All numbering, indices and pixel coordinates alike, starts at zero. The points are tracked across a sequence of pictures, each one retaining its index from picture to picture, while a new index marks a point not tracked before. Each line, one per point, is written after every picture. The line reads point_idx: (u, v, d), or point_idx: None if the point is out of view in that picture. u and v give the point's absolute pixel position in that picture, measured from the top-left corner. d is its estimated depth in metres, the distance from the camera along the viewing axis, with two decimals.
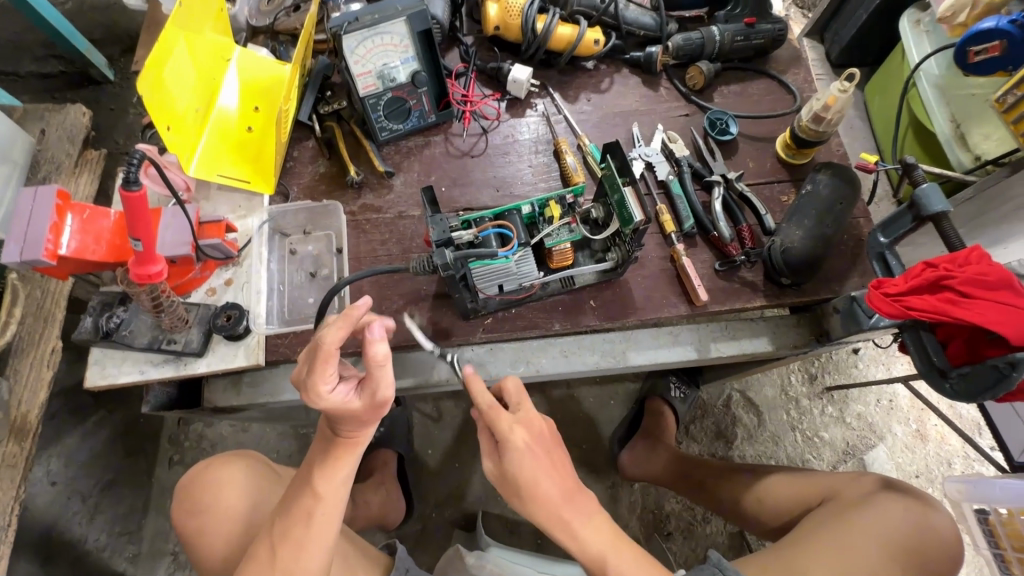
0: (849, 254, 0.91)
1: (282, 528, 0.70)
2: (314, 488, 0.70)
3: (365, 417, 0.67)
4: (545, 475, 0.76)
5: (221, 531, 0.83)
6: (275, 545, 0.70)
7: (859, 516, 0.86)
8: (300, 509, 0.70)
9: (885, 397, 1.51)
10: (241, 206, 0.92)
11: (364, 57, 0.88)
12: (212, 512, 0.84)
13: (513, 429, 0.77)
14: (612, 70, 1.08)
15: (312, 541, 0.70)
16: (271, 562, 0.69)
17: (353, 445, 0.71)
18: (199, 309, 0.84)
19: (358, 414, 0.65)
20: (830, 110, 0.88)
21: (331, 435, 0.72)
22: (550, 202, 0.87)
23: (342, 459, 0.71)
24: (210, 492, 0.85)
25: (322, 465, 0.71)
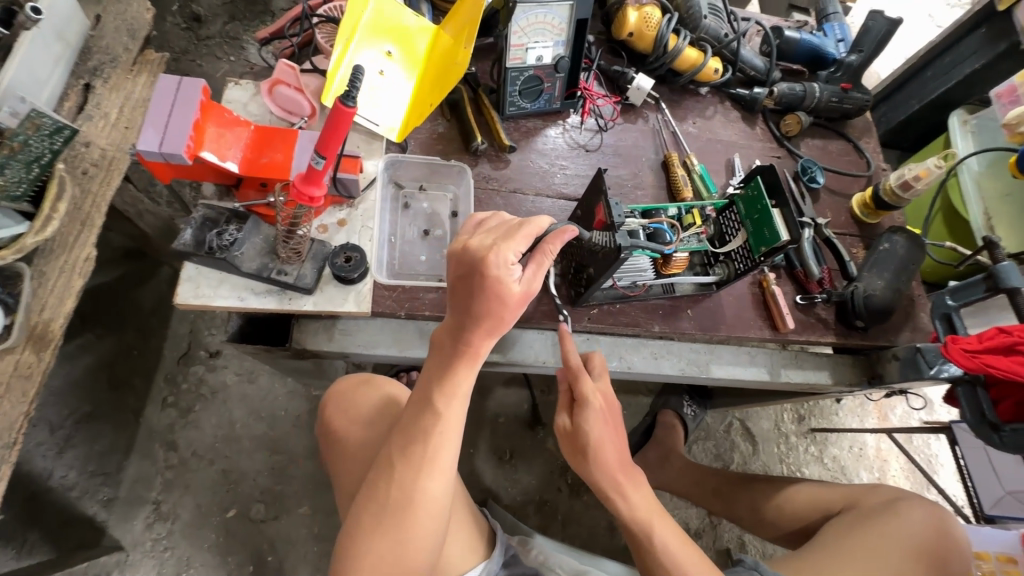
0: (907, 310, 1.02)
1: (402, 449, 0.63)
2: (434, 407, 0.63)
3: (503, 308, 0.61)
4: (610, 442, 0.80)
5: (364, 441, 0.79)
6: (393, 463, 0.63)
7: (884, 520, 0.95)
8: (419, 428, 0.63)
9: (857, 445, 1.66)
10: (359, 147, 0.89)
11: (522, 30, 0.88)
12: (358, 423, 0.81)
13: (595, 394, 0.79)
14: (717, 100, 1.15)
15: (433, 466, 0.63)
16: (388, 486, 0.62)
17: (471, 358, 0.64)
18: (314, 244, 0.79)
19: (506, 298, 0.60)
20: (920, 180, 0.99)
21: (449, 346, 0.64)
22: (693, 210, 0.92)
23: (460, 374, 0.64)
24: (369, 402, 0.83)
25: (439, 383, 0.64)
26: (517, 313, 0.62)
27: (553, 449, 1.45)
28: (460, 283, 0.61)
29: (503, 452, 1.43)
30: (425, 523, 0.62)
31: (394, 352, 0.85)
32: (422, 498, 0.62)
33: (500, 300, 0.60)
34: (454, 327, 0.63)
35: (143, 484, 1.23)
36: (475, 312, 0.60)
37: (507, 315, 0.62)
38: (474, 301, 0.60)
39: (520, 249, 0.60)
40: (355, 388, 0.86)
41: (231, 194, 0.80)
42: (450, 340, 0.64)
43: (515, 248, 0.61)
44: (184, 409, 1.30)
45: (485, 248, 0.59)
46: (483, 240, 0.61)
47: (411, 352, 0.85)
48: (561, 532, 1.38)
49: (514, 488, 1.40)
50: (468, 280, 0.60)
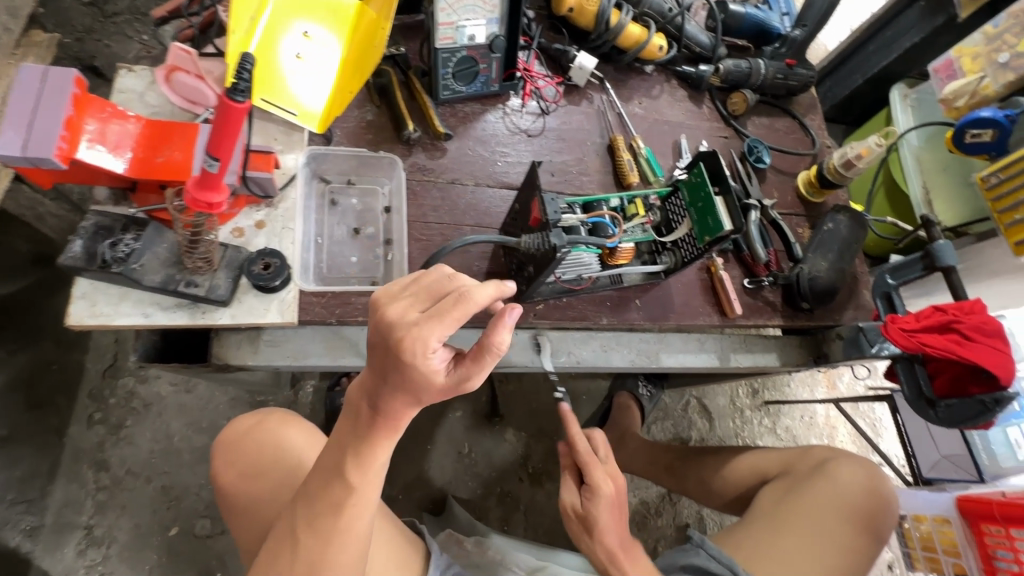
0: (850, 289, 1.02)
1: (308, 515, 0.61)
2: (347, 479, 0.60)
3: (419, 393, 0.53)
4: (612, 523, 0.79)
5: (267, 491, 0.78)
6: (297, 529, 0.61)
7: (817, 485, 0.97)
8: (331, 498, 0.60)
9: (808, 414, 1.72)
10: (277, 140, 0.81)
11: (452, 7, 0.83)
12: (257, 473, 0.79)
13: (603, 479, 0.80)
14: (663, 78, 1.11)
15: (344, 535, 0.61)
16: (293, 553, 0.60)
17: (391, 428, 0.58)
18: (227, 251, 0.72)
19: (423, 388, 0.52)
20: (861, 159, 0.98)
21: (365, 415, 0.58)
22: (635, 199, 0.88)
23: (377, 445, 0.59)
24: (259, 448, 0.81)
25: (354, 450, 0.59)
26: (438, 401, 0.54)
27: (513, 440, 1.44)
28: (376, 353, 0.52)
29: (462, 446, 1.40)
30: None
31: (327, 361, 0.79)
32: (331, 563, 0.61)
33: (416, 386, 0.52)
34: (370, 398, 0.56)
35: (73, 509, 1.14)
36: (389, 387, 0.53)
37: (426, 396, 0.54)
38: (388, 380, 0.53)
39: (446, 334, 0.50)
40: (245, 432, 0.83)
41: (127, 198, 0.72)
42: (365, 410, 0.57)
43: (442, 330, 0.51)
44: (115, 425, 1.20)
45: (405, 328, 0.50)
46: (408, 310, 0.51)
47: (346, 361, 0.80)
48: (523, 522, 1.38)
49: (475, 481, 1.38)
50: (383, 356, 0.52)
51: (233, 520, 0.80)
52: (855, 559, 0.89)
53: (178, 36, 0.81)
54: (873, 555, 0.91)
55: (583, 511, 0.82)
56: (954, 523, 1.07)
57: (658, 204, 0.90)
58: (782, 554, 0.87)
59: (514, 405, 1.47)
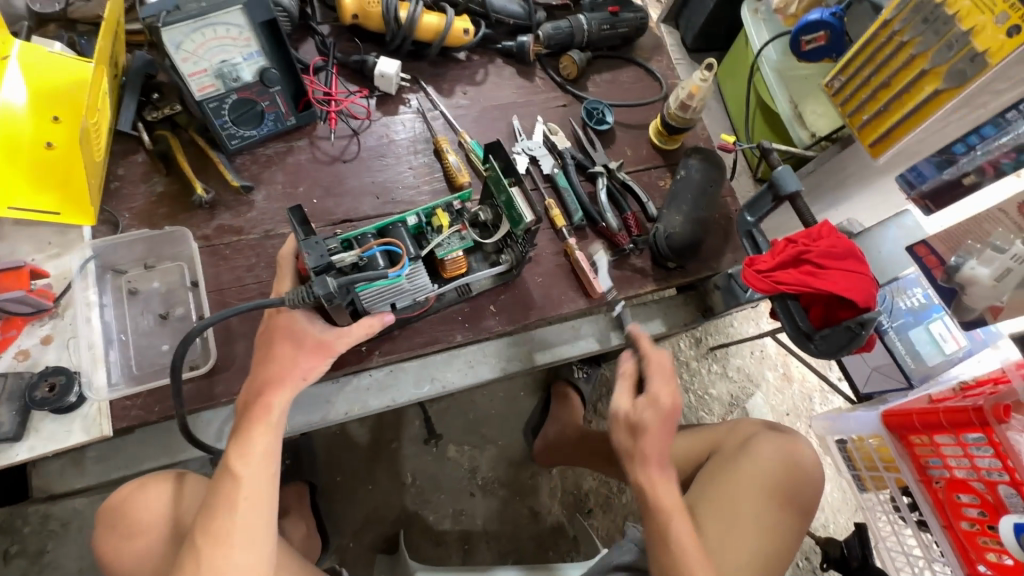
0: (722, 232, 0.97)
1: (202, 524, 0.60)
2: (232, 469, 0.61)
3: (286, 350, 0.66)
4: (662, 435, 0.77)
5: (154, 554, 0.71)
6: (196, 541, 0.59)
7: (738, 465, 0.92)
8: (220, 496, 0.60)
9: (757, 349, 1.68)
10: (50, 244, 0.75)
11: (194, 53, 0.74)
12: (142, 533, 0.71)
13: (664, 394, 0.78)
14: (485, 60, 1.04)
15: (242, 535, 0.60)
16: (195, 569, 0.58)
17: (264, 412, 0.64)
18: (6, 381, 0.66)
19: (296, 338, 0.67)
20: (694, 98, 0.93)
21: (246, 407, 0.64)
22: (437, 210, 0.80)
23: (256, 432, 0.63)
24: (140, 515, 0.72)
25: (238, 440, 0.63)
26: (310, 360, 0.66)
27: (457, 455, 1.40)
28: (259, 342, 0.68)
29: (407, 477, 1.36)
30: None
31: (165, 461, 0.74)
32: (232, 574, 0.59)
33: (293, 346, 0.66)
34: (257, 382, 0.65)
35: None
36: (269, 354, 0.66)
37: (301, 359, 0.66)
38: (270, 349, 0.66)
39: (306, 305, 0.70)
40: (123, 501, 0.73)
41: None
42: (245, 403, 0.64)
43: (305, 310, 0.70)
44: (35, 552, 1.16)
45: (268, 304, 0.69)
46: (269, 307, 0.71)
47: (185, 454, 0.75)
48: (484, 536, 1.35)
49: (426, 509, 1.35)
50: (263, 335, 0.68)
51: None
52: (778, 538, 0.87)
53: None
54: (792, 536, 0.89)
55: (622, 412, 0.78)
56: (887, 439, 1.03)
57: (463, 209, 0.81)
58: (714, 545, 0.83)
59: (450, 421, 1.42)
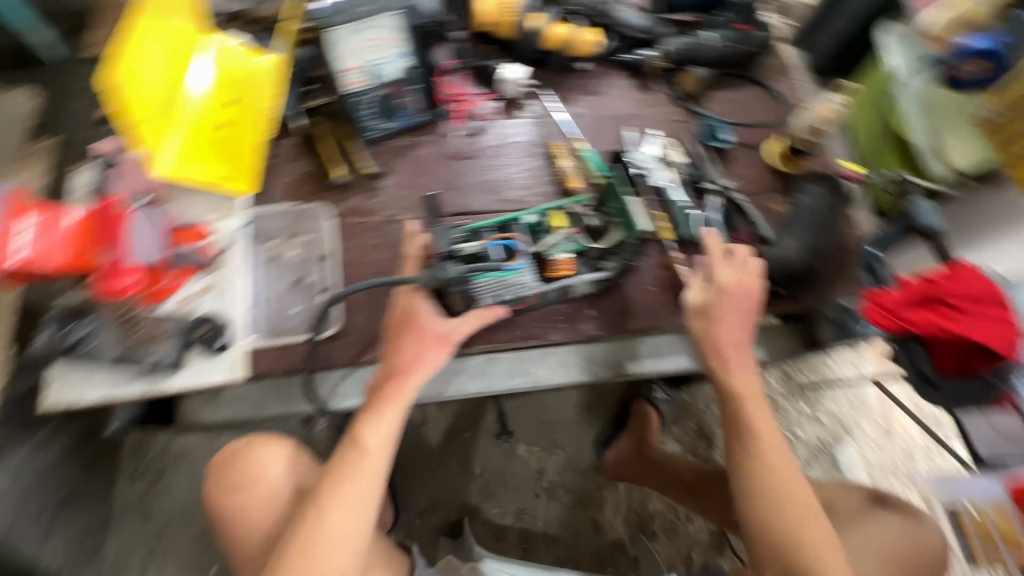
0: (839, 262, 0.93)
1: (329, 483, 0.69)
2: (362, 441, 0.71)
3: (414, 340, 0.73)
4: (735, 319, 0.79)
5: (259, 499, 0.84)
6: (321, 496, 0.69)
7: (853, 532, 0.88)
8: (348, 463, 0.70)
9: (855, 395, 1.56)
10: (216, 206, 0.86)
11: (353, 52, 0.85)
12: (255, 483, 0.84)
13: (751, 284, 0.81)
14: (606, 71, 1.06)
15: (358, 502, 0.69)
16: (317, 519, 0.67)
17: (394, 396, 0.72)
18: (173, 320, 0.78)
19: (424, 330, 0.74)
20: (821, 122, 0.92)
21: (378, 389, 0.73)
22: (553, 212, 0.85)
23: (384, 411, 0.71)
24: (254, 467, 0.86)
25: (367, 416, 0.72)
26: (435, 352, 0.73)
27: (525, 454, 1.42)
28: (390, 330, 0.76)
29: (476, 467, 1.40)
30: (339, 558, 0.66)
31: (285, 411, 0.83)
32: (340, 532, 0.67)
33: (418, 338, 0.73)
34: (388, 366, 0.73)
35: (127, 555, 1.27)
36: (400, 344, 0.74)
37: (422, 351, 0.73)
38: (400, 338, 0.74)
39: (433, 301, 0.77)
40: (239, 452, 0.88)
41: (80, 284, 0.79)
42: (378, 385, 0.73)
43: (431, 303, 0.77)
44: (155, 476, 1.33)
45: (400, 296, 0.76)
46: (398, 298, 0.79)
47: (301, 407, 0.83)
48: (544, 539, 1.36)
49: (490, 501, 1.38)
50: (394, 324, 0.75)
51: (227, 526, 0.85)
52: None
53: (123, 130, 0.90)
54: None
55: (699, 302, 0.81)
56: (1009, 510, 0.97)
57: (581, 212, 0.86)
58: None
59: (523, 420, 1.45)
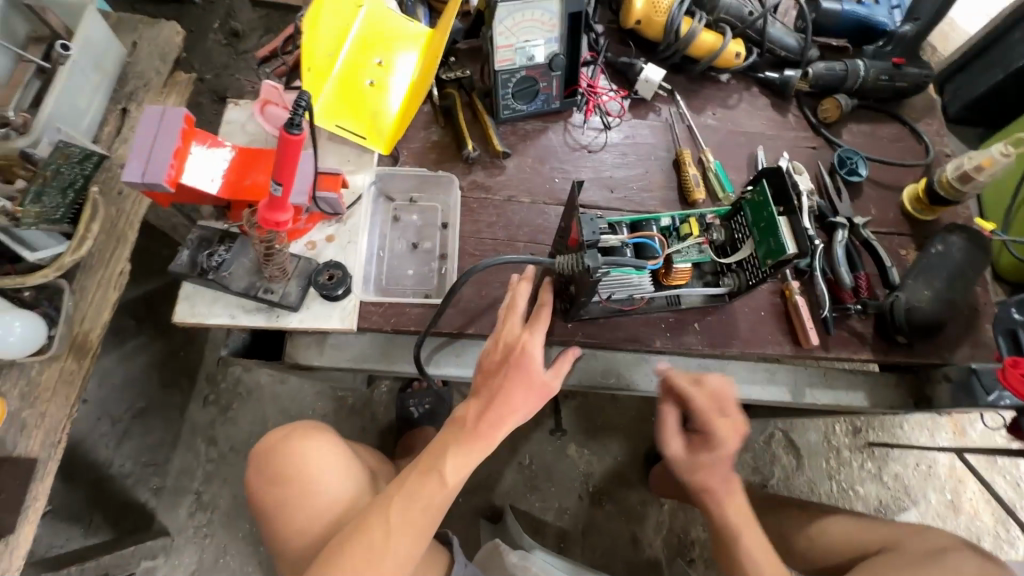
0: (966, 321, 0.88)
1: (400, 502, 0.67)
2: (444, 473, 0.67)
3: (521, 383, 0.68)
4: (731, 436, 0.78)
5: (297, 500, 0.80)
6: (389, 512, 0.66)
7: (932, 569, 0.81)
8: (424, 488, 0.67)
9: (925, 463, 1.48)
10: (349, 161, 0.89)
11: (510, 30, 0.84)
12: (292, 479, 0.81)
13: (729, 433, 0.77)
14: (742, 86, 1.04)
15: (422, 531, 0.67)
16: (380, 532, 0.65)
17: (487, 437, 0.68)
18: (299, 261, 0.81)
19: (535, 375, 0.68)
20: (982, 172, 0.85)
21: (472, 421, 0.68)
22: (690, 218, 0.83)
23: (473, 451, 0.67)
24: (290, 462, 0.83)
25: (453, 452, 0.68)
26: (536, 401, 0.69)
27: (574, 455, 1.42)
28: (496, 362, 0.70)
29: (523, 457, 1.41)
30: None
31: (383, 367, 0.85)
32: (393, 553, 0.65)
33: (526, 383, 0.68)
34: (489, 401, 0.68)
35: (188, 475, 1.33)
36: (508, 383, 0.68)
37: (526, 398, 0.69)
38: (507, 378, 0.68)
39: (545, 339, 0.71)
40: (273, 445, 0.85)
41: (225, 215, 0.83)
42: (473, 420, 0.68)
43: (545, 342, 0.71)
44: (224, 406, 1.39)
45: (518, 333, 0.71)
46: (513, 327, 0.72)
47: (399, 366, 0.85)
48: (581, 542, 1.35)
49: (533, 495, 1.38)
50: (505, 360, 0.70)
51: (265, 519, 0.83)
52: None
53: (274, 73, 0.93)
54: None
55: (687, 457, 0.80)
56: None
57: (718, 223, 0.84)
58: None
59: (577, 421, 1.44)
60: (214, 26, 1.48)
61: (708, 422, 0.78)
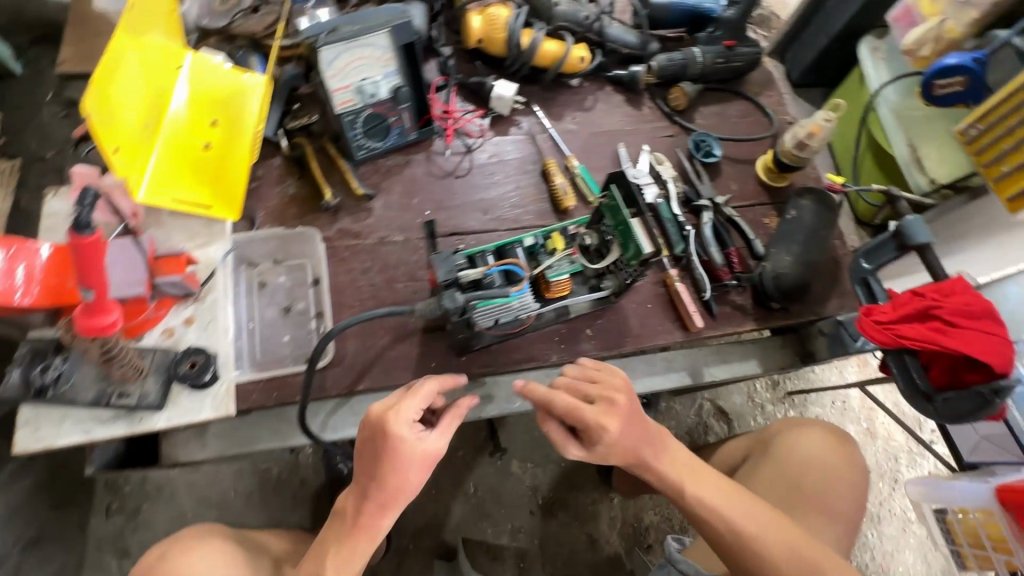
0: (830, 274, 0.94)
1: None
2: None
3: (407, 473, 0.67)
4: (609, 417, 0.71)
5: None
6: None
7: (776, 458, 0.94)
8: None
9: (839, 399, 1.59)
10: (199, 234, 0.82)
11: (342, 70, 0.81)
12: None
13: (603, 418, 0.70)
14: (596, 87, 1.06)
15: None
16: None
17: (370, 534, 0.69)
18: (155, 354, 0.73)
19: (413, 457, 0.67)
20: (813, 137, 0.91)
21: (350, 516, 0.69)
22: (553, 233, 0.83)
23: (358, 541, 0.68)
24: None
25: (334, 554, 0.69)
26: (420, 475, 0.69)
27: (519, 471, 1.40)
28: (364, 445, 0.68)
29: (468, 487, 1.38)
30: None
31: (276, 444, 0.79)
32: None
33: (403, 466, 0.66)
34: (367, 497, 0.68)
35: None
36: (378, 475, 0.67)
37: (410, 477, 0.68)
38: (381, 473, 0.67)
39: (419, 405, 0.69)
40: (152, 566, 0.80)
41: (58, 318, 0.73)
42: (353, 514, 0.69)
43: (415, 407, 0.69)
44: (132, 512, 1.26)
45: (384, 412, 0.68)
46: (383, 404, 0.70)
47: (293, 440, 0.80)
48: (540, 557, 1.34)
49: (485, 521, 1.36)
50: (372, 442, 0.68)
51: None
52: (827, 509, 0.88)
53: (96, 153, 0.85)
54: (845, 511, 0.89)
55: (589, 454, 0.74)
56: (997, 516, 0.94)
57: (580, 232, 0.84)
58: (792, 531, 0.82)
59: (515, 437, 1.43)
60: (37, 92, 1.32)
61: (578, 413, 0.71)
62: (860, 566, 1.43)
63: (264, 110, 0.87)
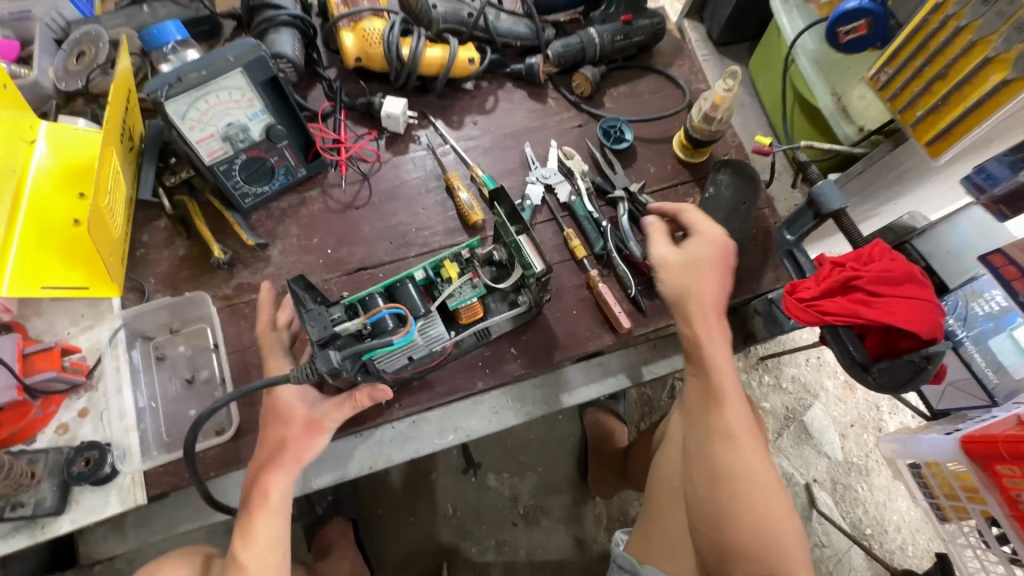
0: (760, 248, 0.89)
1: None
2: (237, 556, 0.64)
3: (291, 441, 0.68)
4: (720, 261, 0.75)
5: None
6: None
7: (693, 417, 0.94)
8: None
9: (813, 356, 1.56)
10: (83, 316, 0.78)
11: (200, 120, 0.75)
12: None
13: (716, 243, 0.76)
14: (495, 85, 1.00)
15: None
16: None
17: (263, 500, 0.66)
18: (47, 455, 0.69)
19: (290, 423, 0.68)
20: (719, 108, 0.87)
21: (250, 488, 0.67)
22: (445, 261, 0.78)
23: (257, 522, 0.65)
24: None
25: (240, 534, 0.65)
26: (307, 441, 0.68)
27: (496, 484, 1.37)
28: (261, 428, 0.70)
29: (447, 507, 1.35)
30: None
31: (198, 523, 0.75)
32: None
33: (284, 430, 0.68)
34: (257, 470, 0.67)
35: None
36: (268, 443, 0.68)
37: (292, 443, 0.68)
38: (265, 434, 0.69)
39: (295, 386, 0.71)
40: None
41: None
42: (252, 488, 0.67)
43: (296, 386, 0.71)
44: None
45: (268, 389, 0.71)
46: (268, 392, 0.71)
47: (219, 516, 0.76)
48: (528, 567, 1.32)
49: (468, 540, 1.33)
50: (264, 420, 0.70)
51: None
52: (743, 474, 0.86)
53: None
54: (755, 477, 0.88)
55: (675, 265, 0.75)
56: (968, 467, 0.89)
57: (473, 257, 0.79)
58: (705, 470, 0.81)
59: (489, 449, 1.40)
60: None
61: (698, 231, 0.76)
62: (853, 522, 1.41)
63: (106, 183, 0.74)
